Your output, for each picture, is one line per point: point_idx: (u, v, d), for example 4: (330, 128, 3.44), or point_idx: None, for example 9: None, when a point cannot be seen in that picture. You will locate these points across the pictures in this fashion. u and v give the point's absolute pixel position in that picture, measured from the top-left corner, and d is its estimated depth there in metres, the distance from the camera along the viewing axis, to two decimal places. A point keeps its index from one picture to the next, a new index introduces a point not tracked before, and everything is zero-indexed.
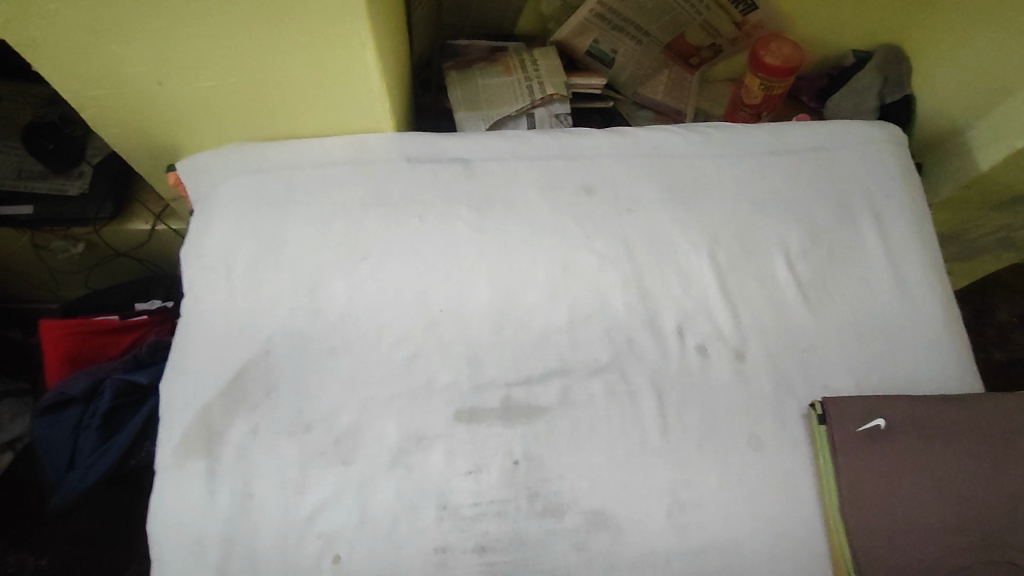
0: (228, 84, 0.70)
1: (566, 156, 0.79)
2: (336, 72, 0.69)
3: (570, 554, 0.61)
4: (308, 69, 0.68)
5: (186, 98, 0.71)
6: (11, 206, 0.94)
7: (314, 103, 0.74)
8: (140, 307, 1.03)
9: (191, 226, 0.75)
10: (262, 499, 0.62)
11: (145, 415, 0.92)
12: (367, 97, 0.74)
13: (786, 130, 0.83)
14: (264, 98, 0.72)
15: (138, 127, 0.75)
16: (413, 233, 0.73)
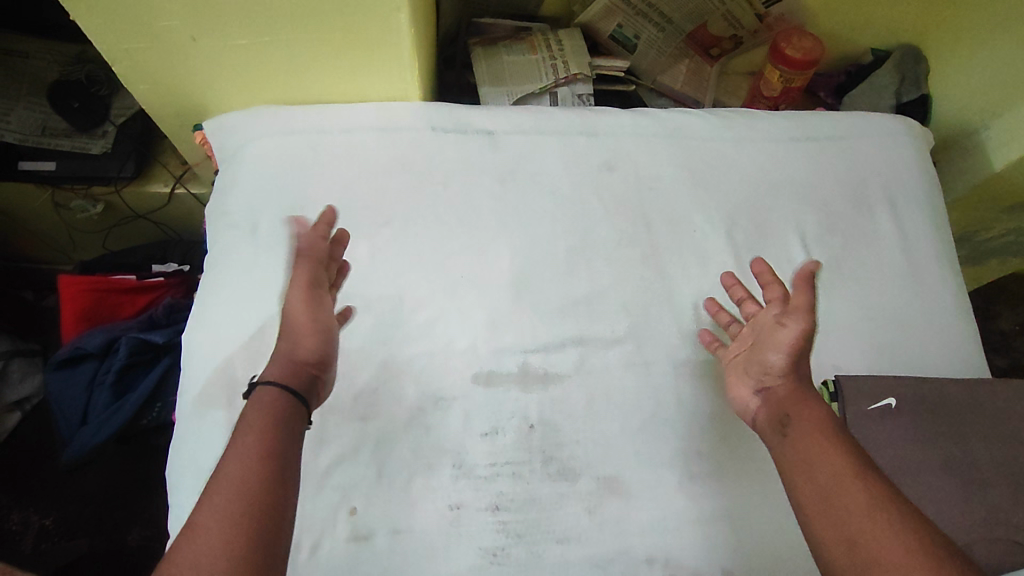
0: (261, 43, 0.70)
1: (589, 133, 0.80)
2: (370, 38, 0.70)
3: (582, 516, 0.62)
4: (341, 32, 0.69)
5: (219, 55, 0.71)
6: (36, 161, 0.95)
7: (342, 68, 0.75)
8: (157, 269, 1.05)
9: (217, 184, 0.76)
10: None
11: (159, 374, 0.93)
12: (395, 64, 0.75)
13: (806, 118, 0.84)
14: (295, 60, 0.73)
15: (168, 84, 0.76)
16: (435, 201, 0.74)
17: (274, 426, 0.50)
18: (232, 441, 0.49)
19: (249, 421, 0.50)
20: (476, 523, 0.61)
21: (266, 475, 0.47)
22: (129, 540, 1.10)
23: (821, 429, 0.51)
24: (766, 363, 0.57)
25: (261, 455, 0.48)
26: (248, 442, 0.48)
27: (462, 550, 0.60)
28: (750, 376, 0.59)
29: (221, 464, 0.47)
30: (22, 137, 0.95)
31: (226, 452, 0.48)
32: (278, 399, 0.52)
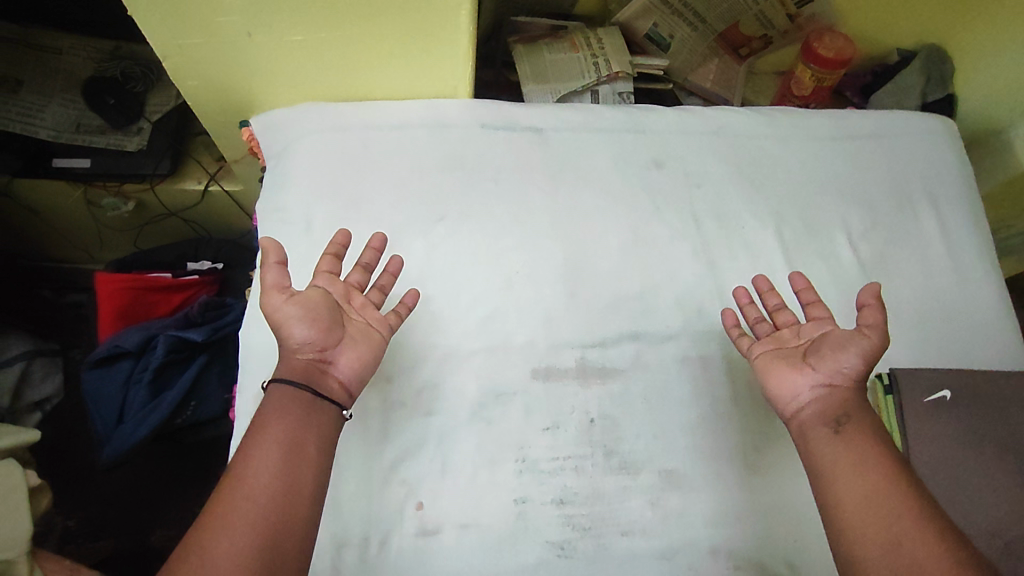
0: (316, 40, 0.70)
1: (636, 130, 0.81)
2: (427, 35, 0.70)
3: (645, 510, 0.63)
4: (398, 29, 0.69)
5: (272, 51, 0.71)
6: (70, 158, 0.95)
7: (395, 65, 0.75)
8: (191, 267, 1.04)
9: (266, 182, 0.77)
10: (344, 448, 0.61)
11: (197, 372, 0.93)
12: (449, 62, 0.75)
13: (849, 117, 0.85)
14: (348, 56, 0.73)
15: (218, 80, 0.76)
16: (487, 197, 0.75)
17: (302, 416, 0.53)
18: (261, 434, 0.52)
19: (271, 411, 0.53)
20: (540, 518, 0.61)
21: (295, 467, 0.51)
22: (153, 541, 1.09)
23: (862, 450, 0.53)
24: (843, 362, 0.56)
25: (289, 448, 0.51)
26: (278, 436, 0.52)
27: (530, 543, 0.60)
28: (815, 369, 0.57)
29: (247, 457, 0.51)
30: (56, 134, 0.94)
31: (251, 445, 0.51)
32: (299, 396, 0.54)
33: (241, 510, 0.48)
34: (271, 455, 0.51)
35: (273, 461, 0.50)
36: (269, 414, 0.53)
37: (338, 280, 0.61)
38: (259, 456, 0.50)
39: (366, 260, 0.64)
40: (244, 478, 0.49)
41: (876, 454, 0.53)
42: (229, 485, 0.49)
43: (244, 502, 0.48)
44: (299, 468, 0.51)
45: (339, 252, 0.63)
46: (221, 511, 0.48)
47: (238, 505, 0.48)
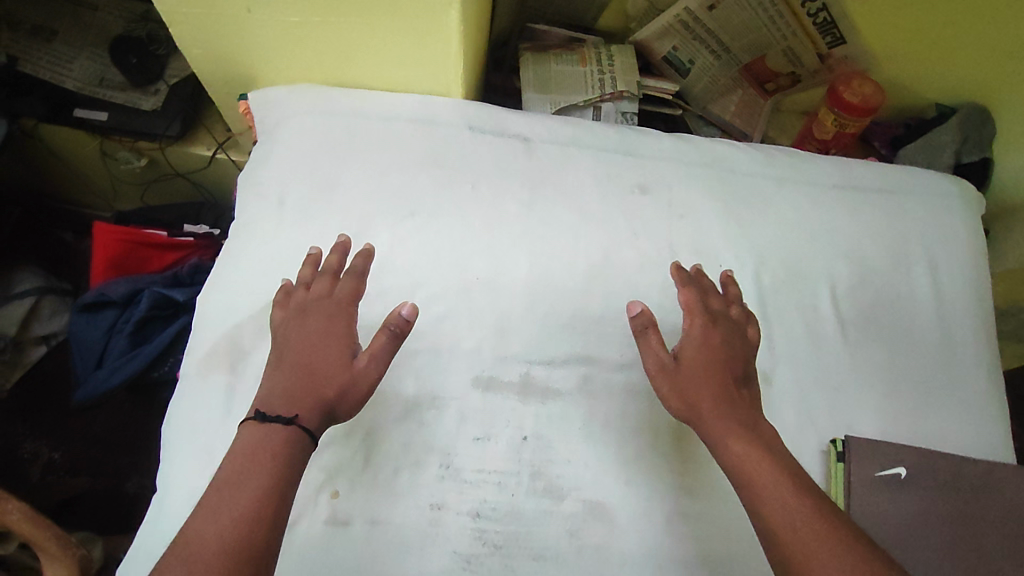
0: (312, 22, 0.71)
1: (626, 151, 0.80)
2: (420, 31, 0.71)
3: (563, 538, 0.61)
4: (392, 21, 0.70)
5: (272, 29, 0.73)
6: (90, 110, 1.02)
7: (389, 57, 0.76)
8: (188, 228, 1.07)
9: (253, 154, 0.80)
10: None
11: (175, 331, 0.95)
12: (440, 60, 0.76)
13: (851, 166, 0.81)
14: (343, 41, 0.74)
15: (220, 52, 0.79)
16: (462, 199, 0.76)
17: (285, 466, 0.52)
18: (236, 481, 0.50)
19: (252, 451, 0.52)
20: (453, 528, 0.60)
21: (266, 518, 0.49)
22: (127, 487, 1.12)
23: (750, 457, 0.53)
24: (717, 380, 0.57)
25: (263, 497, 0.50)
26: (254, 484, 0.50)
27: (438, 551, 0.59)
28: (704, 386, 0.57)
29: (215, 502, 0.49)
30: (81, 86, 1.03)
31: (224, 489, 0.50)
32: (295, 437, 0.53)
33: (197, 563, 0.46)
34: (251, 485, 0.50)
35: (244, 509, 0.49)
36: (244, 460, 0.52)
37: (342, 307, 0.61)
38: (230, 505, 0.49)
39: (357, 273, 0.64)
40: (213, 520, 0.48)
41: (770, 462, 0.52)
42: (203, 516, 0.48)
43: (202, 554, 0.46)
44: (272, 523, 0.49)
45: (332, 271, 0.64)
46: (175, 561, 0.46)
47: (194, 556, 0.46)
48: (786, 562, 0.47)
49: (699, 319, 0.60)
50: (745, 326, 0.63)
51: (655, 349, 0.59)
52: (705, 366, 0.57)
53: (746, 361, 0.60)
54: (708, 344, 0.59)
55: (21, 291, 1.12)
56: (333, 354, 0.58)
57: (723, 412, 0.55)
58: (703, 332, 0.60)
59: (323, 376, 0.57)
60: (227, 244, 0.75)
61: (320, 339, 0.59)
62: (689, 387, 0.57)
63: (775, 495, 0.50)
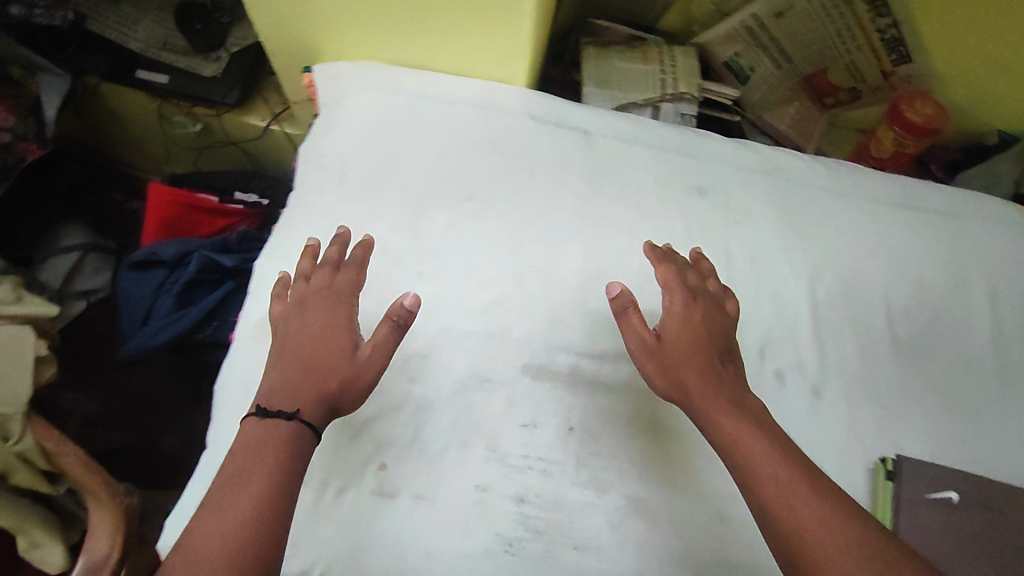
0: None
1: (687, 152, 0.79)
2: (486, 14, 0.71)
3: (605, 531, 0.61)
4: (465, 6, 0.71)
5: (346, 6, 0.75)
6: (152, 72, 1.04)
7: (457, 41, 0.77)
8: (239, 196, 1.09)
9: (316, 127, 0.82)
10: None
11: (223, 295, 0.98)
12: (508, 47, 0.76)
13: (889, 179, 0.80)
14: (414, 21, 0.75)
15: (292, 24, 0.81)
16: (520, 188, 0.76)
17: (289, 461, 0.52)
18: (238, 479, 0.50)
19: (253, 449, 0.52)
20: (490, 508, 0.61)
21: (271, 514, 0.49)
22: (161, 446, 1.14)
23: (741, 431, 0.53)
24: (696, 363, 0.57)
25: (265, 496, 0.49)
26: (255, 482, 0.50)
27: (480, 532, 0.60)
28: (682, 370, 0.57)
29: (218, 501, 0.49)
30: (147, 49, 1.05)
31: (226, 490, 0.49)
32: (298, 432, 0.54)
33: (204, 561, 0.45)
34: (255, 483, 0.50)
35: (249, 505, 0.49)
36: (245, 457, 0.52)
37: (343, 299, 0.62)
38: (232, 506, 0.48)
39: (357, 264, 0.65)
40: (218, 520, 0.48)
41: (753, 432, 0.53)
42: (207, 515, 0.48)
43: (209, 552, 0.46)
44: (276, 522, 0.49)
45: (333, 261, 0.65)
46: (182, 561, 0.46)
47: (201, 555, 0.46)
48: (781, 531, 0.47)
49: (680, 297, 0.61)
50: (726, 299, 0.64)
51: (639, 327, 0.60)
52: (686, 340, 0.58)
53: (725, 335, 0.61)
54: (689, 326, 0.59)
55: (69, 245, 1.15)
56: (334, 348, 0.59)
57: (708, 387, 0.56)
58: (684, 315, 0.60)
59: (324, 369, 0.57)
60: (286, 214, 0.76)
61: (323, 330, 0.60)
62: (674, 361, 0.58)
63: (764, 459, 0.51)
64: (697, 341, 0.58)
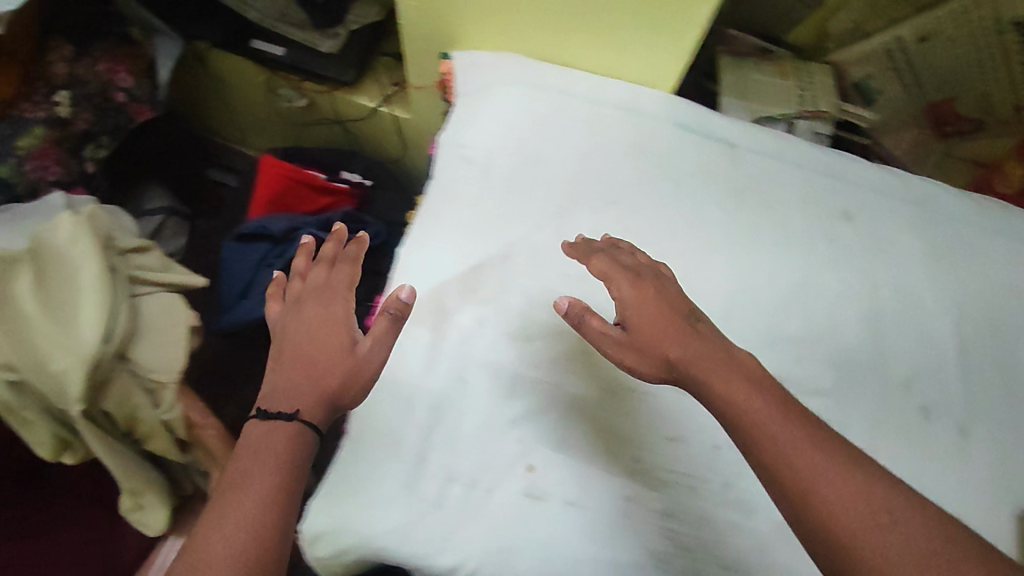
0: None
1: (832, 174, 0.78)
2: (650, 11, 0.70)
3: (753, 554, 0.61)
4: (636, 6, 0.70)
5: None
6: (269, 44, 1.03)
7: (613, 40, 0.76)
8: (344, 176, 1.10)
9: (454, 115, 0.80)
10: (475, 382, 0.65)
11: None
12: (666, 50, 0.75)
13: (895, 175, 0.79)
14: (574, 17, 0.75)
15: (440, 9, 0.80)
16: (665, 197, 0.74)
17: (290, 460, 0.51)
18: (238, 482, 0.49)
19: (255, 451, 0.51)
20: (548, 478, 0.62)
21: (276, 513, 0.48)
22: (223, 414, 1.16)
23: (768, 414, 0.47)
24: (665, 348, 0.52)
25: (272, 496, 0.48)
26: (258, 483, 0.49)
27: (630, 544, 0.60)
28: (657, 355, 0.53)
29: (221, 507, 0.48)
30: (263, 18, 1.03)
31: (228, 494, 0.48)
32: (299, 433, 0.52)
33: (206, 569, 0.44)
34: (256, 486, 0.48)
35: (252, 506, 0.47)
36: (247, 461, 0.50)
37: (341, 294, 0.61)
38: (231, 510, 0.47)
39: (352, 260, 0.64)
40: (220, 528, 0.46)
41: (777, 407, 0.47)
42: (208, 523, 0.47)
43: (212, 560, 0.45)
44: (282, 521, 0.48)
45: (329, 258, 0.64)
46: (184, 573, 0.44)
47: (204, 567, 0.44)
48: (823, 521, 0.42)
49: (625, 278, 0.57)
50: (660, 266, 0.60)
51: (603, 328, 0.55)
52: (657, 319, 0.54)
53: (686, 300, 0.56)
54: (647, 301, 0.55)
55: (152, 208, 1.25)
56: (330, 344, 0.57)
57: (705, 360, 0.51)
58: (635, 289, 0.56)
59: (323, 367, 0.56)
60: (424, 202, 0.75)
61: (318, 326, 0.58)
62: (648, 344, 0.53)
63: (794, 448, 0.45)
64: (662, 321, 0.54)
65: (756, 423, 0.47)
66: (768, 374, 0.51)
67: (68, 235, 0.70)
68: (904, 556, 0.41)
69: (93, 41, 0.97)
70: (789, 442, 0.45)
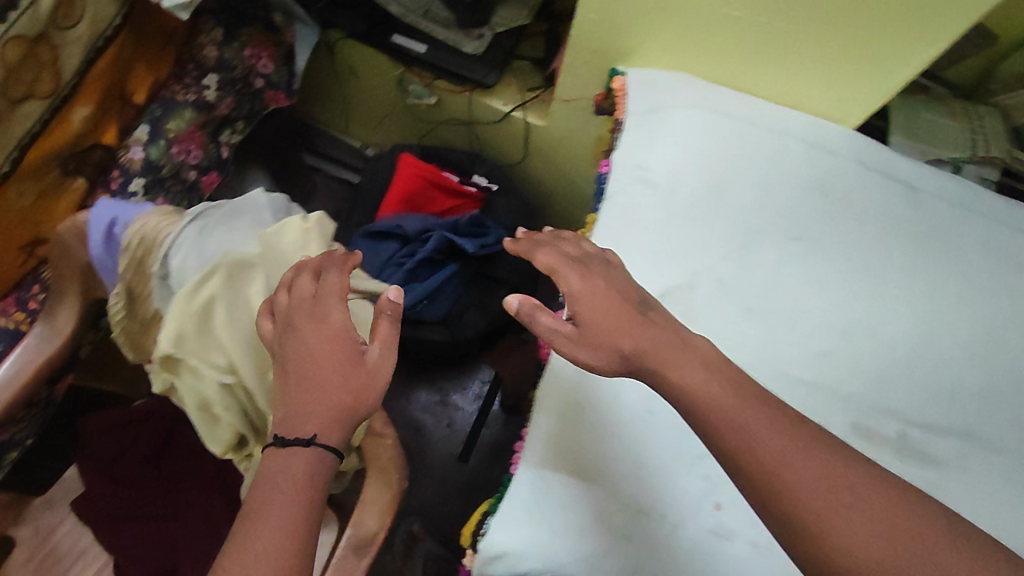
0: (752, 23, 0.73)
1: (1014, 226, 0.76)
2: (849, 46, 0.71)
3: None
4: (841, 44, 0.71)
5: (696, 21, 0.75)
6: (411, 39, 1.02)
7: (804, 74, 0.76)
8: (472, 180, 1.10)
9: (627, 132, 0.78)
10: (664, 414, 0.65)
11: (444, 277, 1.00)
12: (858, 87, 0.75)
13: (1006, 204, 0.78)
14: (769, 49, 0.75)
15: (620, 25, 0.79)
16: (846, 237, 0.73)
17: (309, 485, 0.50)
18: (255, 513, 0.48)
19: (272, 480, 0.50)
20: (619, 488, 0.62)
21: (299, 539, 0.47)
22: None
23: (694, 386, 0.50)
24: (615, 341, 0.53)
25: (294, 523, 0.48)
26: (276, 512, 0.48)
27: None
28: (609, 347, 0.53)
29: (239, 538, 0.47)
30: (406, 12, 1.00)
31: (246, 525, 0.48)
32: (317, 457, 0.51)
33: None
34: (276, 512, 0.48)
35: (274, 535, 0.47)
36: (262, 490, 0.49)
37: (339, 303, 0.57)
38: (258, 531, 0.47)
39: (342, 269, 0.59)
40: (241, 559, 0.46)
41: (719, 382, 0.50)
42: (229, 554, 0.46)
43: None
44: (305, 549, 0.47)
45: (314, 270, 0.59)
46: None
47: None
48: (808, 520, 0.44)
49: (575, 271, 0.57)
50: (605, 252, 0.62)
51: (555, 326, 0.54)
52: (610, 314, 0.54)
53: (633, 284, 0.58)
54: (594, 286, 0.56)
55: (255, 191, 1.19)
56: (334, 362, 0.54)
57: (656, 341, 0.52)
58: (597, 286, 0.56)
59: (337, 386, 0.53)
60: (600, 223, 0.74)
61: (320, 343, 0.54)
62: (607, 342, 0.53)
63: (779, 453, 0.46)
64: (613, 318, 0.54)
65: (687, 387, 0.50)
66: (715, 351, 0.53)
67: (299, 239, 0.65)
68: (871, 530, 0.43)
69: (240, 26, 0.96)
70: (766, 433, 0.47)
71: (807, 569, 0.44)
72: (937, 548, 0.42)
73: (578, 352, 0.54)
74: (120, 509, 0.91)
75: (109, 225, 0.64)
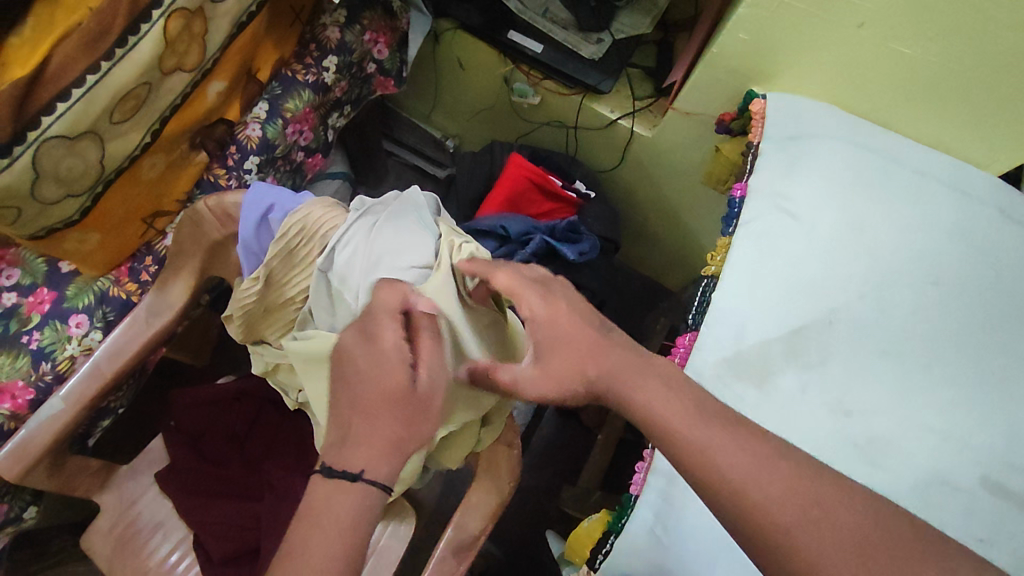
0: (914, 59, 0.71)
1: None
2: (1019, 91, 0.69)
3: None
4: (1005, 90, 0.70)
5: (858, 51, 0.73)
6: (527, 39, 1.00)
7: (955, 116, 0.75)
8: (571, 185, 1.09)
9: (764, 157, 0.78)
10: None
11: None
12: (1014, 134, 0.74)
13: None
14: (924, 87, 0.73)
15: (768, 50, 0.78)
16: (985, 282, 0.69)
17: (360, 519, 0.46)
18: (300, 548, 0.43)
19: (322, 508, 0.45)
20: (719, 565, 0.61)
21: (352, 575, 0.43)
22: None
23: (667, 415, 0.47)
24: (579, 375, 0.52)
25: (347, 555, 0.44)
26: (327, 547, 0.43)
27: None
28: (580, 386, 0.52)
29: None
30: (524, 10, 1.00)
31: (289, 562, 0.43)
32: (370, 492, 0.46)
33: None
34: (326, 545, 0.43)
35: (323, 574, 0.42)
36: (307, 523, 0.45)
37: (393, 321, 0.53)
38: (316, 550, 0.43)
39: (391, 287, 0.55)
40: None
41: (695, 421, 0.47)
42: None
43: None
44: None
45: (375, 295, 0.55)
46: None
47: None
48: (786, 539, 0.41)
49: (534, 295, 0.55)
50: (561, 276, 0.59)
51: None
52: (569, 343, 0.53)
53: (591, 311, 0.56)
54: (547, 315, 0.54)
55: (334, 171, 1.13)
56: (390, 389, 0.50)
57: (628, 373, 0.50)
58: (552, 314, 0.54)
59: (398, 413, 0.49)
60: (732, 248, 0.74)
61: (376, 365, 0.50)
62: (564, 374, 0.52)
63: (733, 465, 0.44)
64: (575, 351, 0.52)
65: (656, 411, 0.48)
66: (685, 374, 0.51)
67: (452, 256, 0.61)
68: (834, 541, 0.40)
69: (362, 8, 0.94)
70: (718, 458, 0.44)
71: (767, 568, 0.42)
72: (934, 548, 0.40)
73: (524, 376, 0.53)
74: (204, 484, 0.89)
75: (265, 210, 0.64)
